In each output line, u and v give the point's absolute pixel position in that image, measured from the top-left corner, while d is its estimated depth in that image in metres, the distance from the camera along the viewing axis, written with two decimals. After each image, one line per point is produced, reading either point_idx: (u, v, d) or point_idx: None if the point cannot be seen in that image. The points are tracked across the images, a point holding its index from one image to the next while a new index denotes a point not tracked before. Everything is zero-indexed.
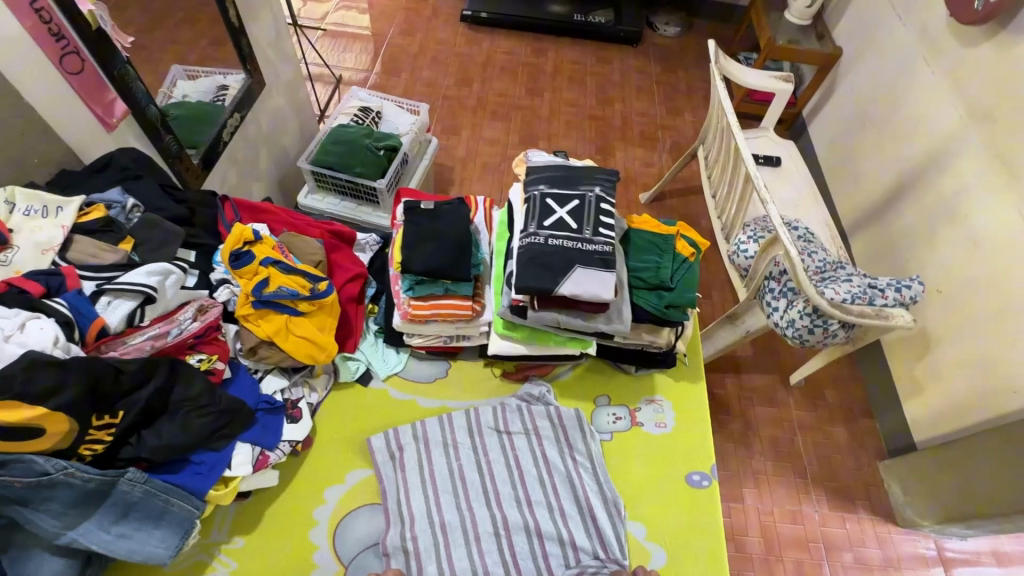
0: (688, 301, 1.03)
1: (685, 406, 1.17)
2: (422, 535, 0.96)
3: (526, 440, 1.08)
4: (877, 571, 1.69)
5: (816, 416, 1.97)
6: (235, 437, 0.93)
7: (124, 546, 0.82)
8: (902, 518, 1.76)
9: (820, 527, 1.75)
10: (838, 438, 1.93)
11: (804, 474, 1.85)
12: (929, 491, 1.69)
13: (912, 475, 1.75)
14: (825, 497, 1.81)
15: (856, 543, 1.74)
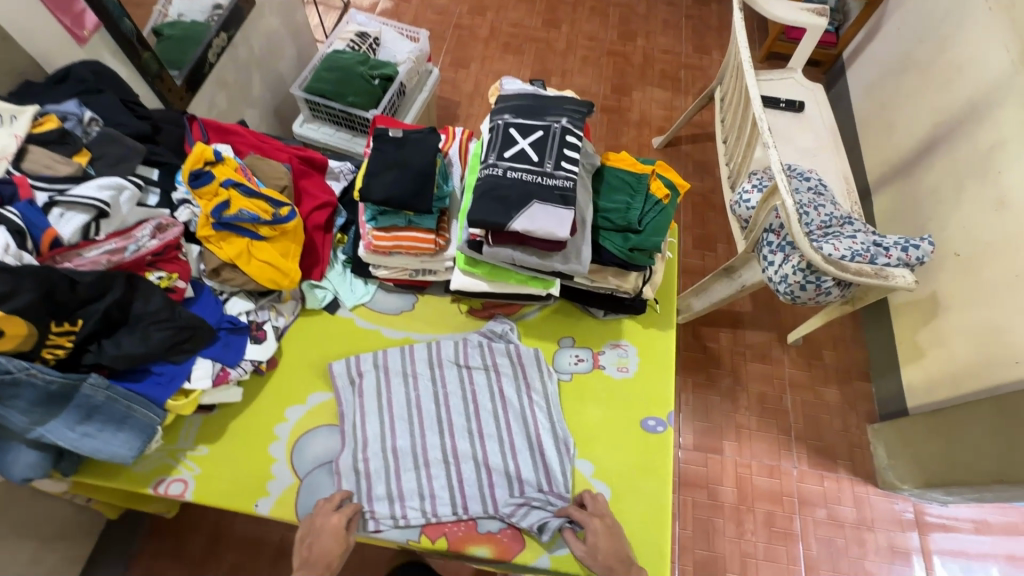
0: (654, 246, 1.01)
1: (651, 353, 1.16)
2: (374, 457, 1.00)
3: (485, 375, 1.09)
4: (848, 528, 1.71)
5: (810, 377, 1.93)
6: (195, 352, 0.96)
7: (89, 444, 0.88)
8: (883, 480, 1.75)
9: (796, 483, 1.77)
10: (829, 399, 1.89)
11: (788, 432, 1.84)
12: (916, 456, 1.65)
13: (899, 438, 1.72)
14: (806, 455, 1.81)
15: (831, 501, 1.74)
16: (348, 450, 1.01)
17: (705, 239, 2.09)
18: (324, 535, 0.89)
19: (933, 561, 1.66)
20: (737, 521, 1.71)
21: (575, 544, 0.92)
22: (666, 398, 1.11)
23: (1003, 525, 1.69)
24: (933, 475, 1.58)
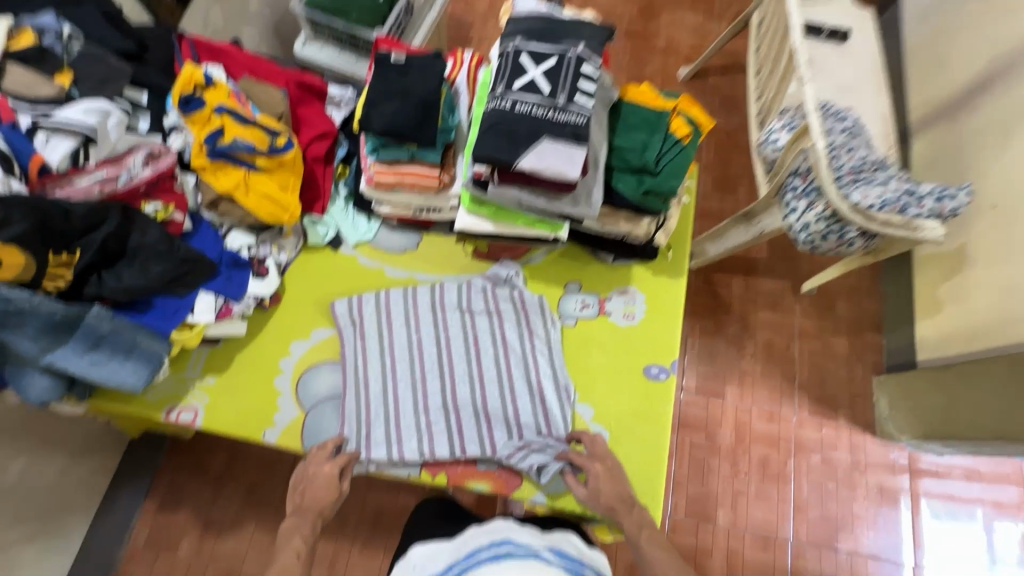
0: (670, 190, 0.95)
1: (659, 301, 1.13)
2: (375, 399, 1.03)
3: (488, 321, 1.09)
4: (840, 474, 1.75)
5: (820, 326, 1.90)
6: (197, 285, 0.96)
7: (98, 372, 0.89)
8: (881, 431, 1.77)
9: (794, 430, 1.79)
10: (837, 349, 1.87)
11: (791, 380, 1.84)
12: (917, 407, 1.66)
13: (903, 390, 1.72)
14: (807, 403, 1.82)
15: (826, 446, 1.78)
16: (351, 390, 1.03)
17: (725, 182, 1.99)
18: (315, 483, 0.94)
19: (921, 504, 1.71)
20: (732, 463, 1.75)
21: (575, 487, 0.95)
22: (672, 347, 1.09)
23: (994, 472, 1.73)
24: (936, 427, 1.59)
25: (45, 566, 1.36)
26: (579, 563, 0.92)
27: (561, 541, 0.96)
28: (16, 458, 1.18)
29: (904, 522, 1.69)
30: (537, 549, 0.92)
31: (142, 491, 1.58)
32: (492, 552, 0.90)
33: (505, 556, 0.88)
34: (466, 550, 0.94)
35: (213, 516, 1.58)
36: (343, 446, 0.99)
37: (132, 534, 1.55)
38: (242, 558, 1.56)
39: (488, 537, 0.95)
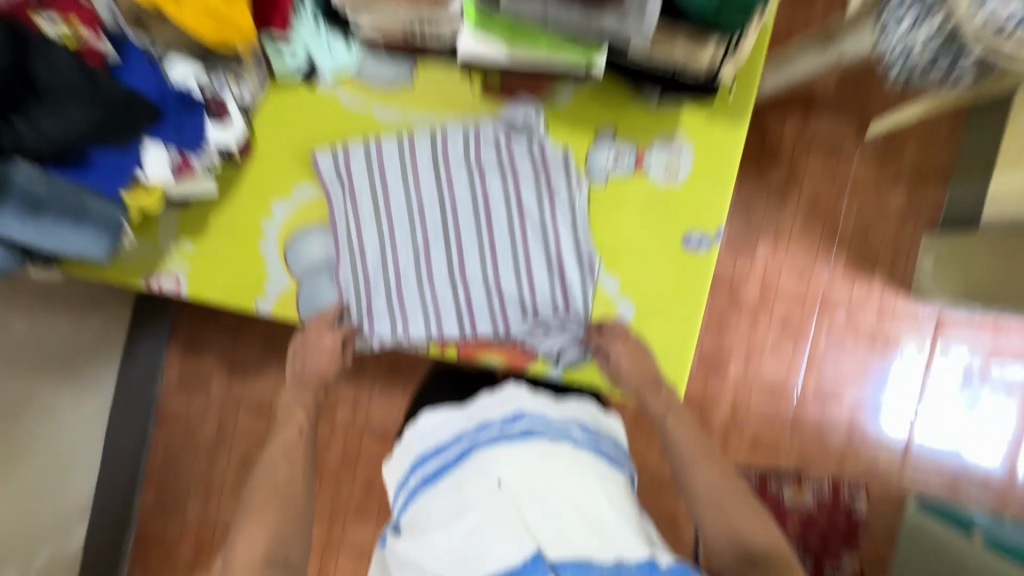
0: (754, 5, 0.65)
1: (711, 155, 0.92)
2: (373, 269, 0.92)
3: (501, 179, 0.91)
4: (862, 334, 1.62)
5: (877, 177, 1.63)
6: (141, 134, 0.78)
7: (51, 243, 0.75)
8: (918, 289, 1.59)
9: (824, 287, 1.63)
10: (890, 204, 1.62)
11: (834, 234, 1.63)
12: (957, 268, 1.46)
13: (954, 244, 1.48)
14: (842, 261, 1.63)
15: (853, 305, 1.63)
16: (347, 260, 0.92)
17: None
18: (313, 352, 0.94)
19: (932, 354, 1.61)
20: (751, 323, 1.63)
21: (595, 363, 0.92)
22: (720, 212, 0.92)
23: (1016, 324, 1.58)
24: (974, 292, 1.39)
25: (84, 404, 1.46)
26: (596, 433, 0.90)
27: (575, 411, 0.91)
28: (17, 314, 1.16)
29: (904, 372, 1.61)
30: (554, 425, 0.87)
31: (164, 337, 1.65)
32: (509, 432, 0.83)
33: (528, 440, 0.83)
34: (478, 421, 0.88)
35: (243, 364, 1.66)
36: (345, 314, 0.93)
37: (165, 372, 1.67)
38: (270, 396, 1.67)
39: (500, 409, 0.88)
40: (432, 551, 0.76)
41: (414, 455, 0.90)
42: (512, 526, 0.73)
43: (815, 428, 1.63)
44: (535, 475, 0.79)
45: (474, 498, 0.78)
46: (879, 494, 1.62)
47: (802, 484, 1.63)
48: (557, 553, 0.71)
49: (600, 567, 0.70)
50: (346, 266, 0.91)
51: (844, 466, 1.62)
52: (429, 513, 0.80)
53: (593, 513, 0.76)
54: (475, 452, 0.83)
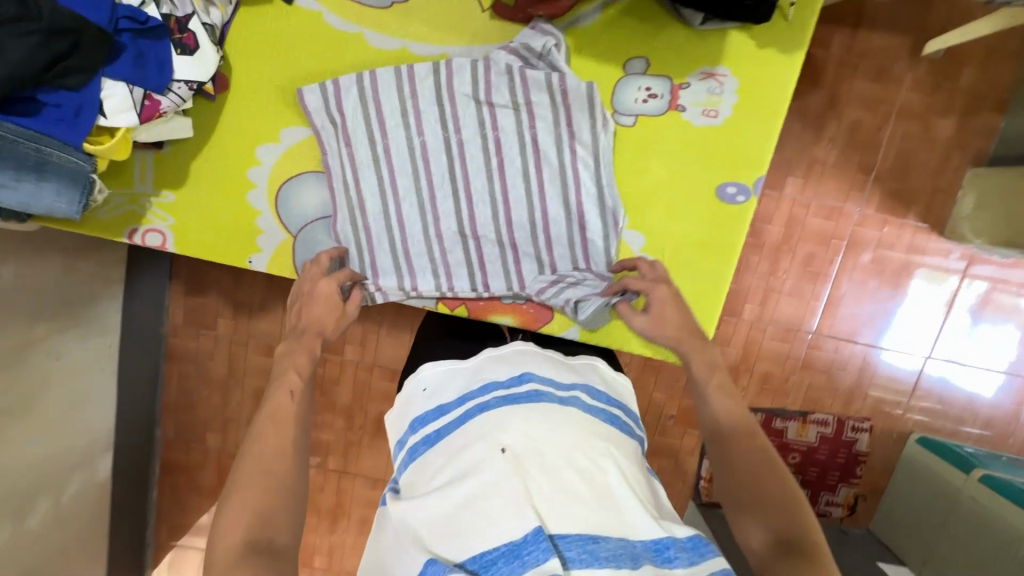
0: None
1: (758, 90, 0.79)
2: (375, 222, 0.84)
3: (515, 120, 0.80)
4: (887, 275, 1.40)
5: (928, 105, 1.33)
6: (95, 71, 0.67)
7: (12, 197, 0.69)
8: (950, 231, 1.36)
9: (852, 227, 1.38)
10: (939, 135, 1.34)
11: (869, 172, 1.35)
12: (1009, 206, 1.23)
13: (1010, 178, 1.24)
14: (877, 198, 1.37)
15: (883, 245, 1.39)
16: (346, 213, 0.83)
17: None
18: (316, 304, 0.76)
19: (958, 288, 1.40)
20: (771, 265, 1.42)
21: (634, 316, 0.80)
22: (761, 160, 0.81)
23: None
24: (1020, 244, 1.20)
25: (93, 345, 1.44)
26: (608, 402, 0.79)
27: (586, 373, 0.81)
28: (4, 261, 1.11)
29: (917, 303, 1.41)
30: (562, 393, 0.75)
31: (165, 276, 1.61)
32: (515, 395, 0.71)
33: (536, 405, 0.71)
34: (481, 379, 0.76)
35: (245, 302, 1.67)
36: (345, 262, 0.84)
37: (170, 311, 1.66)
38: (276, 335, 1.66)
39: (506, 369, 0.76)
40: (430, 516, 0.66)
41: (413, 413, 0.78)
42: (513, 496, 0.62)
43: (825, 369, 1.46)
44: (543, 440, 0.67)
45: (473, 463, 0.66)
46: (881, 430, 1.48)
47: (807, 422, 1.47)
48: (557, 528, 0.62)
49: (606, 546, 0.62)
50: (344, 218, 0.83)
51: (851, 406, 1.47)
52: (428, 478, 0.70)
53: (603, 484, 0.66)
54: (477, 413, 0.70)
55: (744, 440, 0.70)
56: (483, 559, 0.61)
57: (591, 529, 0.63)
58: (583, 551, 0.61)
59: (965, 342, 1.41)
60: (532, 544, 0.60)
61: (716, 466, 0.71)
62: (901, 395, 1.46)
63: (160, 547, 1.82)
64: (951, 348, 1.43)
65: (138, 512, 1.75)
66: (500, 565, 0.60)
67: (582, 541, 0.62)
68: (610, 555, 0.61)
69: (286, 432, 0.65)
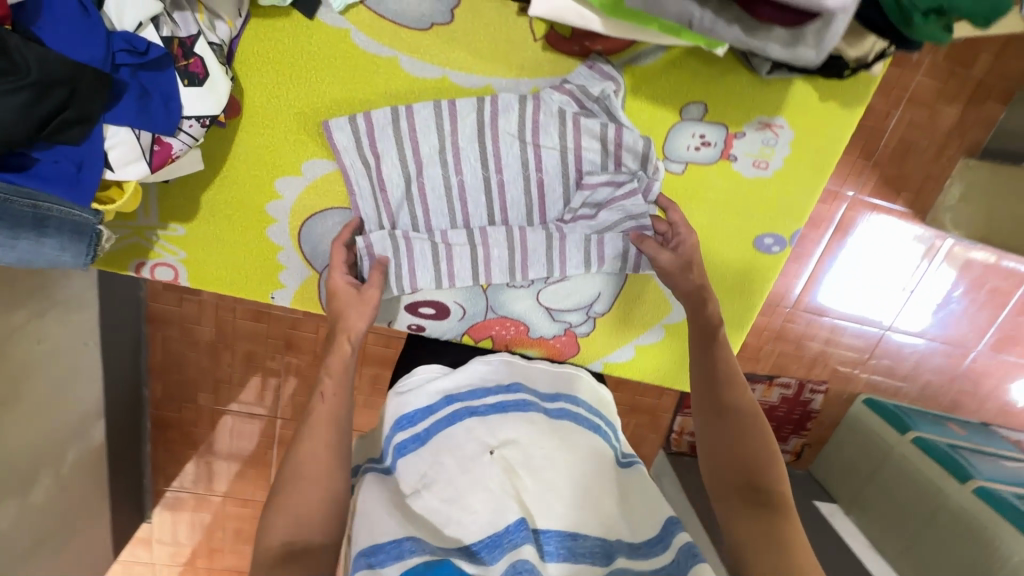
0: (980, 17, 0.47)
1: (813, 140, 0.76)
2: (421, 269, 0.78)
3: (561, 162, 0.75)
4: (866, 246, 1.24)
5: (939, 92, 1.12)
6: (95, 120, 0.57)
7: (10, 256, 0.61)
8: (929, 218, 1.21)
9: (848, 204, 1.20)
10: (941, 124, 1.14)
11: (869, 155, 1.17)
12: (999, 204, 1.12)
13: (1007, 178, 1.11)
14: (871, 180, 1.19)
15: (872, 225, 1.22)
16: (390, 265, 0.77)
17: None
18: (340, 299, 0.72)
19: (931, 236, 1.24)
20: None
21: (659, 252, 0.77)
22: (803, 213, 0.81)
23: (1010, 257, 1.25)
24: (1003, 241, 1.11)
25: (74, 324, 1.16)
26: (591, 412, 0.80)
27: (567, 382, 0.83)
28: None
29: (878, 241, 1.24)
30: (551, 406, 0.77)
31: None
32: (504, 403, 0.73)
33: (526, 413, 0.73)
34: (470, 386, 0.77)
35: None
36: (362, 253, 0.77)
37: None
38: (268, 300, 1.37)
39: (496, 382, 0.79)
40: (428, 502, 0.65)
41: (399, 411, 0.75)
42: (498, 491, 0.63)
43: (796, 340, 1.33)
44: (529, 444, 0.68)
45: (462, 462, 0.66)
46: (833, 391, 1.38)
47: (771, 385, 1.35)
48: (543, 524, 0.63)
49: (584, 542, 0.63)
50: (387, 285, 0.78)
51: (812, 370, 1.36)
52: (420, 469, 0.68)
53: (586, 485, 0.67)
54: (468, 417, 0.71)
55: (732, 397, 0.71)
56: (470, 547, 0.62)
57: (571, 526, 0.64)
58: (562, 546, 0.62)
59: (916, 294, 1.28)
60: (512, 535, 0.59)
61: (699, 420, 0.73)
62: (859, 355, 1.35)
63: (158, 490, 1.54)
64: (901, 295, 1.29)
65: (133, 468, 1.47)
66: (484, 555, 0.61)
67: (561, 536, 0.63)
68: (589, 551, 0.63)
69: (327, 439, 0.65)
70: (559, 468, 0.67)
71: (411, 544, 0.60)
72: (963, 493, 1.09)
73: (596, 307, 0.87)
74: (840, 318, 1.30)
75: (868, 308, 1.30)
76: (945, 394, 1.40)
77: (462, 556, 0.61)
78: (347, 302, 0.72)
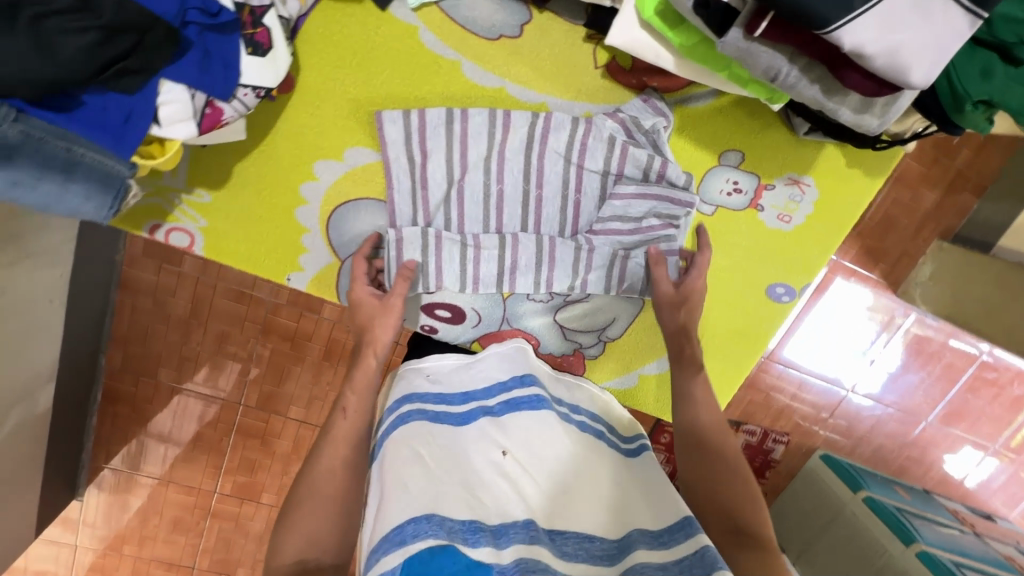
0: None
1: (832, 202, 0.81)
2: (448, 275, 0.77)
3: (600, 185, 0.76)
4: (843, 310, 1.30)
5: (923, 176, 1.21)
6: (153, 72, 0.55)
7: (29, 196, 0.58)
8: (904, 292, 1.28)
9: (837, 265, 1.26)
10: (922, 205, 1.23)
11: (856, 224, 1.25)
12: (964, 287, 1.19)
13: (970, 264, 1.18)
14: (852, 248, 1.27)
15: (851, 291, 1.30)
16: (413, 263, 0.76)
17: None
18: (363, 311, 0.73)
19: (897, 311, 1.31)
20: None
21: (663, 283, 0.78)
22: (813, 267, 0.85)
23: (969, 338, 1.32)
24: (966, 323, 1.19)
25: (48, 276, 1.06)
26: (594, 418, 0.79)
27: (584, 398, 0.82)
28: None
29: (840, 307, 1.31)
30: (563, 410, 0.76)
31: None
32: (517, 398, 0.72)
33: (540, 411, 0.71)
34: (485, 381, 0.77)
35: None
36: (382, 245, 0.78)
37: (128, 240, 1.24)
38: (253, 282, 1.31)
39: (512, 370, 0.77)
40: (426, 482, 0.61)
41: (410, 391, 0.75)
42: (509, 492, 0.63)
43: (766, 390, 1.36)
44: (542, 444, 0.68)
45: (477, 462, 0.66)
46: (795, 443, 1.41)
47: (739, 430, 1.38)
48: (547, 524, 0.61)
49: (601, 544, 0.62)
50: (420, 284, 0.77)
51: (778, 421, 1.39)
52: (429, 440, 0.67)
53: (598, 491, 0.68)
54: (483, 416, 0.71)
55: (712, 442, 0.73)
56: (469, 524, 0.58)
57: (588, 528, 0.63)
58: (580, 547, 0.61)
59: (873, 360, 1.34)
60: (521, 529, 0.58)
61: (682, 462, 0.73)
62: (823, 412, 1.39)
63: (94, 468, 1.37)
64: (855, 358, 1.35)
65: (74, 441, 1.31)
66: (484, 532, 0.57)
67: (579, 538, 0.62)
68: (604, 554, 0.62)
69: (343, 454, 0.66)
70: (564, 468, 0.67)
71: (429, 525, 0.56)
72: (906, 555, 1.14)
73: (608, 333, 0.88)
74: (808, 373, 1.35)
75: (830, 365, 1.35)
76: (895, 457, 1.45)
77: (462, 538, 0.56)
78: (377, 313, 0.73)
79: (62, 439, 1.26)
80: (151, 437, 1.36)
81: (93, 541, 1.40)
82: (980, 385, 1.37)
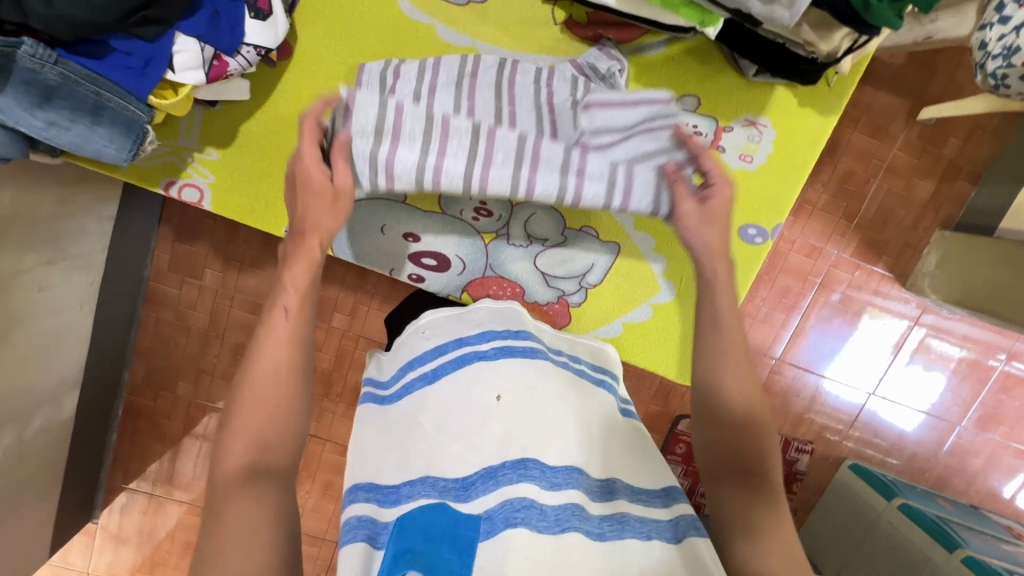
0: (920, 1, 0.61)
1: (793, 142, 0.86)
2: (405, 154, 0.69)
3: (570, 102, 0.74)
4: (851, 313, 1.29)
5: (913, 166, 1.24)
6: (170, 24, 0.65)
7: (63, 137, 0.68)
8: (913, 284, 1.26)
9: (828, 267, 1.27)
10: (917, 195, 1.24)
11: (852, 219, 1.25)
12: (972, 271, 1.14)
13: (977, 248, 1.14)
14: (853, 242, 1.27)
15: (853, 286, 1.28)
16: (362, 150, 0.67)
17: None
18: (310, 165, 0.60)
19: (913, 324, 1.30)
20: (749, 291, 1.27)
21: (683, 201, 0.66)
22: (784, 207, 0.88)
23: (986, 336, 1.30)
24: (975, 307, 1.12)
25: (79, 283, 1.11)
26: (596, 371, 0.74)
27: (581, 351, 0.78)
28: (48, 191, 0.97)
29: (864, 338, 1.30)
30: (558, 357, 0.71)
31: (156, 217, 1.24)
32: (512, 345, 0.66)
33: (535, 360, 0.65)
34: (478, 327, 0.70)
35: (200, 227, 1.25)
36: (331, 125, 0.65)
37: (155, 255, 1.26)
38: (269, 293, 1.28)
39: (507, 326, 0.71)
40: (426, 445, 0.60)
41: (411, 354, 0.71)
42: (502, 435, 0.58)
43: (782, 394, 1.33)
44: (536, 385, 0.62)
45: (467, 407, 0.61)
46: (819, 453, 1.36)
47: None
48: (543, 459, 0.56)
49: (585, 479, 0.57)
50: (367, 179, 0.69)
51: (798, 428, 1.34)
52: (427, 407, 0.64)
53: (595, 431, 0.62)
54: (477, 360, 0.65)
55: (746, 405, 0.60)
56: (462, 481, 0.56)
57: (574, 459, 0.58)
58: (569, 477, 0.56)
59: (896, 377, 1.32)
60: (510, 471, 0.55)
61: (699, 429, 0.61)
62: (842, 422, 1.34)
63: (113, 488, 1.37)
64: (870, 375, 1.32)
65: (93, 460, 1.32)
66: (476, 487, 0.55)
67: (567, 471, 0.56)
68: (587, 488, 0.57)
69: (289, 352, 0.55)
70: (564, 407, 0.61)
71: (423, 486, 0.57)
72: (950, 563, 1.02)
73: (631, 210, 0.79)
74: (824, 378, 1.31)
75: (847, 379, 1.32)
76: (932, 469, 1.36)
77: (455, 498, 0.56)
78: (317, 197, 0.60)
79: (81, 452, 1.26)
80: (165, 457, 1.36)
81: (108, 563, 1.39)
82: (1012, 384, 1.31)
